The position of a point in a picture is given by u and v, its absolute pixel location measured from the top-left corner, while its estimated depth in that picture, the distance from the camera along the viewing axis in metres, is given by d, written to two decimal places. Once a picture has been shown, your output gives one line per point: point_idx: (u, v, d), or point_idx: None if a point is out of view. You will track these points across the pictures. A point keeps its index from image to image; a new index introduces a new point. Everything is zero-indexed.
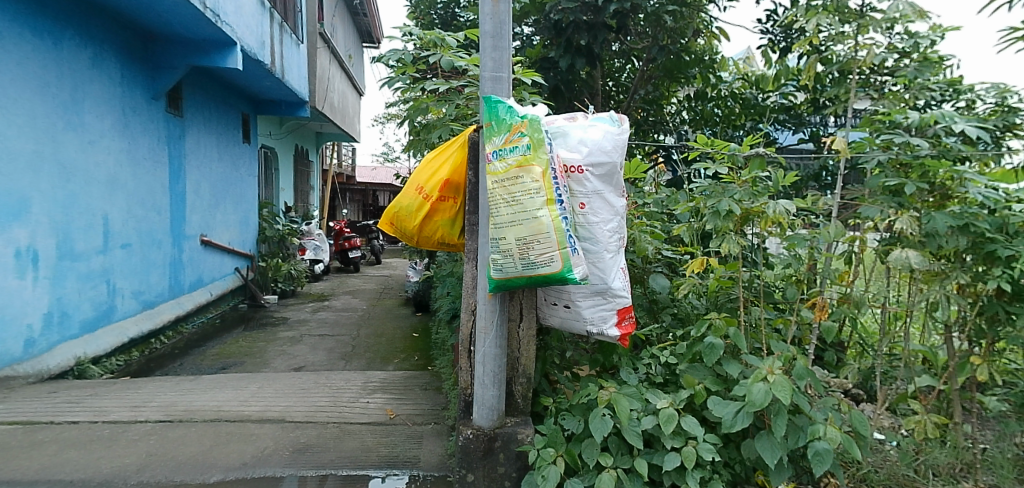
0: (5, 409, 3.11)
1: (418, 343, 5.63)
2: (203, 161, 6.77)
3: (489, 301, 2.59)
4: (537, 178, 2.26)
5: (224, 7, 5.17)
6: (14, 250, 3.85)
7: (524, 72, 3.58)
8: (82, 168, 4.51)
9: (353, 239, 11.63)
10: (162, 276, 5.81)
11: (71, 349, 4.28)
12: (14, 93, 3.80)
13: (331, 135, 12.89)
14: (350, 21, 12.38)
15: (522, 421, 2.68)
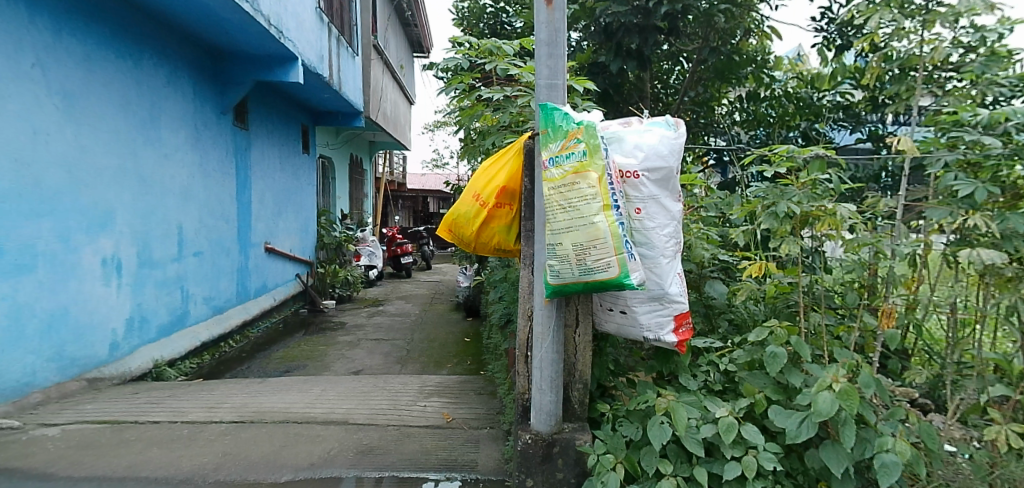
0: (92, 408, 3.30)
1: (471, 347, 5.70)
2: (268, 171, 7.03)
3: (546, 306, 2.60)
4: (593, 183, 2.26)
5: (288, 24, 5.38)
6: (101, 259, 4.07)
7: (576, 80, 3.67)
8: (158, 181, 4.74)
9: (404, 244, 11.83)
10: (229, 283, 6.04)
11: (149, 352, 4.50)
12: (101, 112, 4.03)
13: (382, 144, 13.14)
14: (402, 33, 12.70)
15: (580, 427, 2.68)
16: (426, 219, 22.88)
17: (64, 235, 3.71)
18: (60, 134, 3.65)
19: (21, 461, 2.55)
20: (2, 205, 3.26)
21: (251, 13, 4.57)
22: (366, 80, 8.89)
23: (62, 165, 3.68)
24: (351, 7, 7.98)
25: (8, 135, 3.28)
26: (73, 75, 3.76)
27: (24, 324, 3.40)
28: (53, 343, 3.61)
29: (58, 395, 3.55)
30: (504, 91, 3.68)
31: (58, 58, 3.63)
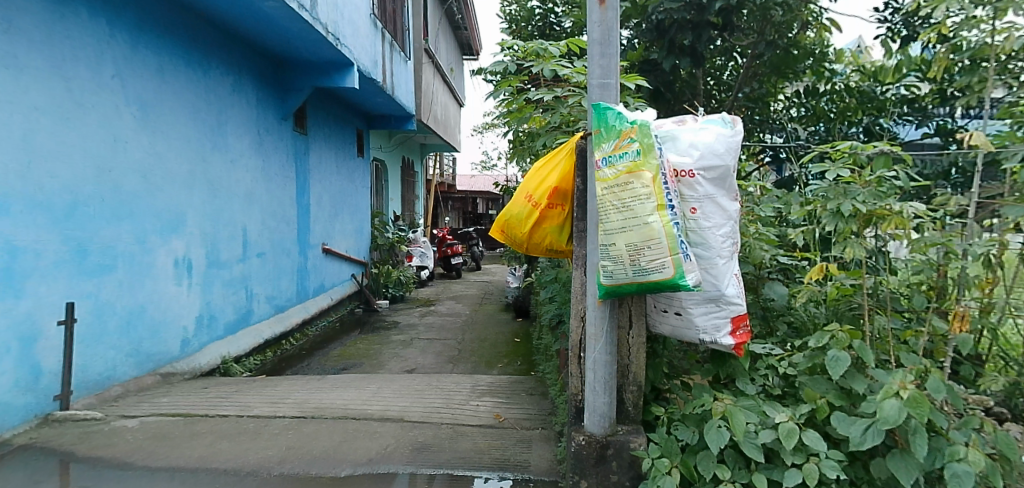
0: (166, 401, 3.48)
1: (522, 347, 5.72)
2: (325, 175, 7.26)
3: (599, 307, 2.58)
4: (647, 183, 2.22)
5: (344, 31, 5.54)
6: (174, 260, 4.28)
7: (627, 78, 3.62)
8: (225, 185, 4.96)
9: (454, 246, 11.98)
10: (290, 283, 6.27)
11: (217, 349, 4.72)
12: (173, 120, 4.24)
13: (432, 146, 13.33)
14: (451, 36, 12.84)
15: (634, 430, 2.64)
16: (475, 220, 23.11)
17: (141, 237, 3.92)
18: (137, 141, 3.86)
19: (104, 450, 2.72)
20: (88, 209, 3.46)
21: (310, 21, 4.73)
22: (418, 83, 9.04)
23: (138, 170, 3.89)
24: (403, 13, 8.14)
25: (92, 143, 3.48)
26: (148, 86, 3.97)
27: (106, 321, 3.61)
28: (131, 339, 3.82)
29: (136, 388, 3.75)
30: (553, 91, 3.65)
31: (134, 69, 3.84)
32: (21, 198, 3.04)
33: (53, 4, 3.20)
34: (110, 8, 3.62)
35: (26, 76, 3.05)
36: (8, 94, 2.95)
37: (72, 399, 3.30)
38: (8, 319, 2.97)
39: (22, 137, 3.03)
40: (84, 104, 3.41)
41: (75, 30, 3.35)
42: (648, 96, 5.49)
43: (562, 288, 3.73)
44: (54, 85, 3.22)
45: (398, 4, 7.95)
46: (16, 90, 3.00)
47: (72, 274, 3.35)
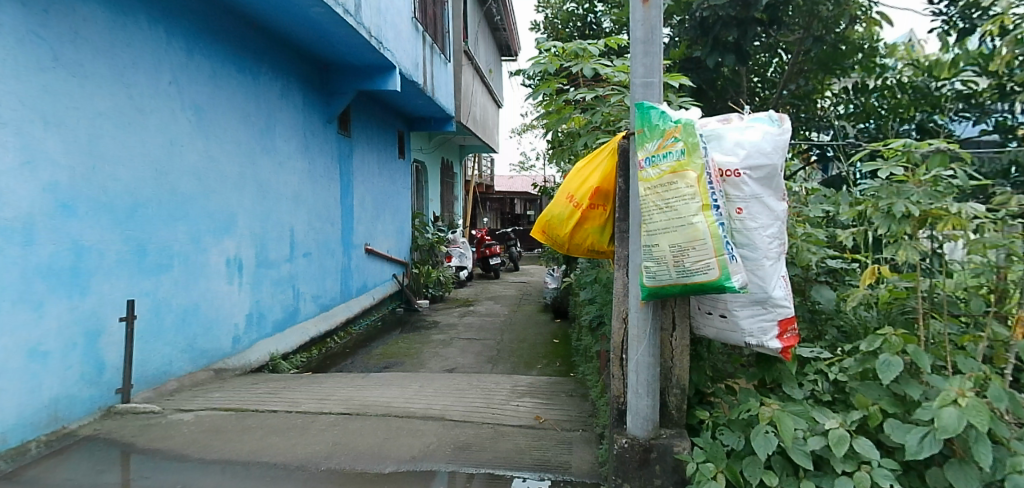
0: (219, 396, 3.60)
1: (561, 349, 5.71)
2: (368, 177, 7.38)
3: (642, 309, 2.54)
4: (692, 183, 2.18)
5: (387, 34, 5.63)
6: (226, 260, 4.43)
7: (670, 77, 3.55)
8: (274, 187, 5.10)
9: (493, 247, 12.05)
10: (334, 282, 6.40)
11: (266, 346, 4.86)
12: (225, 124, 4.38)
13: (470, 147, 13.45)
14: (490, 38, 12.92)
15: (678, 433, 2.60)
16: (513, 221, 23.22)
17: (195, 237, 4.06)
18: (192, 145, 4.00)
19: (162, 442, 2.83)
20: (147, 211, 3.60)
21: (355, 26, 4.82)
22: (457, 85, 9.12)
23: (193, 173, 4.03)
24: (443, 15, 8.22)
25: (150, 147, 3.61)
26: (202, 91, 4.11)
27: (163, 318, 3.75)
28: (186, 335, 3.96)
29: (191, 383, 3.89)
30: (594, 91, 3.60)
31: (189, 75, 3.97)
32: (88, 200, 3.15)
33: (116, 14, 3.33)
34: (167, 17, 3.76)
35: (93, 84, 3.18)
36: (75, 101, 3.06)
37: (131, 393, 3.42)
38: (75, 315, 3.06)
39: (89, 143, 3.15)
40: (143, 109, 3.54)
41: (135, 39, 3.48)
42: (691, 95, 5.43)
43: (602, 288, 3.70)
44: (117, 91, 3.35)
45: (439, 6, 8.03)
46: (84, 98, 3.12)
47: (132, 272, 3.48)
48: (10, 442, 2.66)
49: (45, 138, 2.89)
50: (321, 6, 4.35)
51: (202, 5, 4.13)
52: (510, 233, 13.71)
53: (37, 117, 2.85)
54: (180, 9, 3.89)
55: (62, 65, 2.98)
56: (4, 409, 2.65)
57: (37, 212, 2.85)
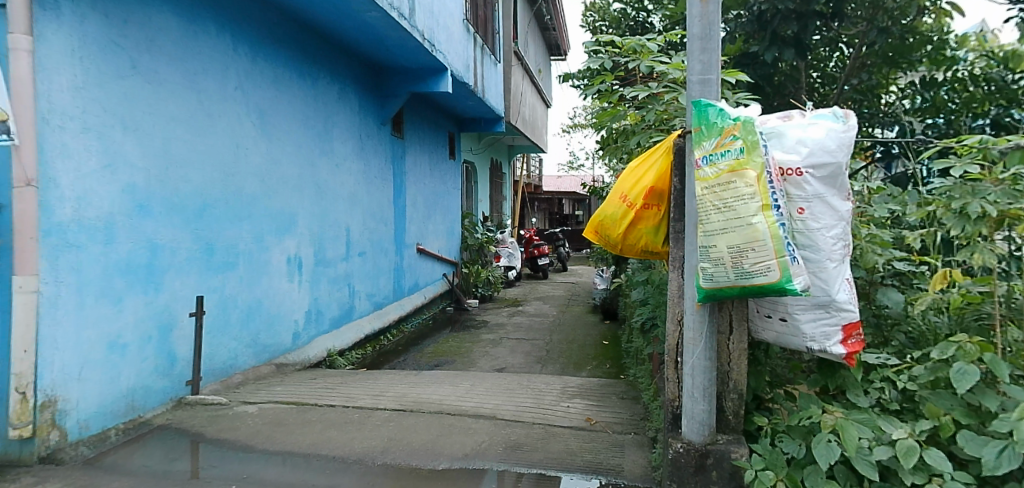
0: (280, 390, 3.73)
1: (611, 350, 5.67)
2: (420, 178, 7.50)
3: (698, 311, 2.47)
4: (751, 182, 2.11)
5: (439, 37, 5.71)
6: (287, 258, 4.58)
7: (727, 71, 3.27)
8: (331, 187, 5.24)
9: (541, 247, 12.06)
10: (387, 281, 6.54)
11: (323, 342, 5.01)
12: (286, 127, 4.53)
13: (519, 148, 13.48)
14: (540, 38, 12.94)
15: (735, 440, 2.53)
16: (561, 221, 23.19)
17: (259, 236, 4.21)
18: (256, 147, 4.16)
19: (228, 433, 2.94)
20: (214, 210, 3.75)
21: (409, 29, 4.90)
22: (507, 86, 9.15)
23: (256, 175, 4.18)
24: (494, 16, 8.27)
25: (218, 149, 3.76)
26: (265, 95, 4.26)
27: (229, 314, 3.90)
28: (251, 330, 4.12)
29: (254, 376, 4.05)
30: (649, 87, 3.44)
31: (253, 80, 4.13)
32: (162, 201, 3.30)
33: (187, 23, 3.49)
34: (234, 25, 3.92)
35: (166, 90, 3.33)
36: (151, 106, 3.22)
37: (200, 385, 3.58)
38: (150, 309, 3.22)
39: (163, 146, 3.31)
40: (211, 114, 3.70)
41: (203, 46, 3.63)
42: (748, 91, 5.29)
43: (654, 289, 3.62)
44: (188, 97, 3.50)
45: (489, 8, 8.11)
46: (159, 103, 3.27)
47: (201, 270, 3.64)
48: (92, 429, 2.81)
49: (125, 142, 3.04)
50: (377, 10, 4.44)
51: (266, 13, 4.29)
52: (558, 233, 13.67)
53: (117, 122, 2.99)
54: (246, 17, 4.04)
55: (139, 73, 3.13)
56: (87, 398, 2.79)
57: (117, 212, 3.00)
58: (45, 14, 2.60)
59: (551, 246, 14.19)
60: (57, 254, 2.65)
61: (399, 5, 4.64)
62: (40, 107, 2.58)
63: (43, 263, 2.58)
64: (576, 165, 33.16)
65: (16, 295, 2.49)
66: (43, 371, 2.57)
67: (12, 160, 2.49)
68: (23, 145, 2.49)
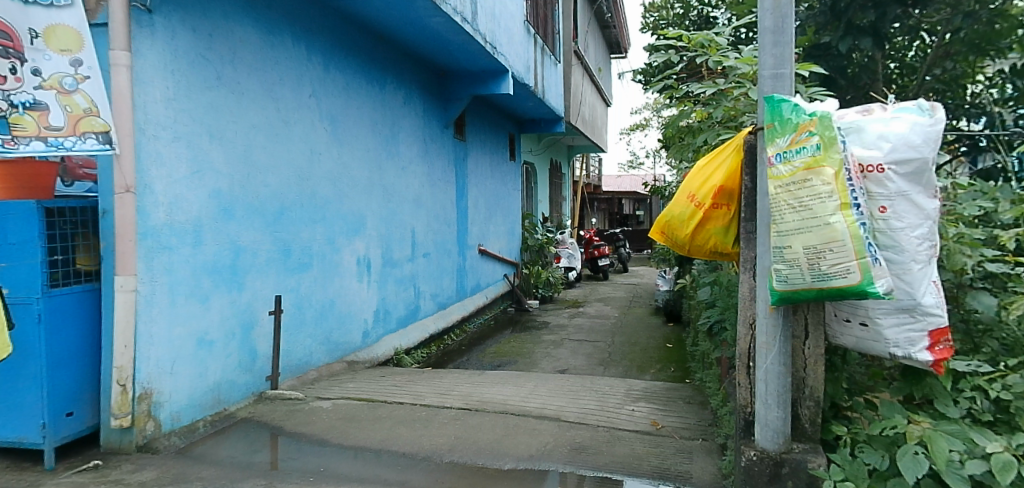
0: (352, 386, 3.86)
1: (675, 354, 5.56)
2: (481, 179, 7.59)
3: (771, 314, 2.37)
4: (829, 180, 1.97)
5: (500, 39, 5.78)
6: (357, 259, 4.73)
7: (799, 64, 3.12)
8: (398, 190, 5.37)
9: (601, 247, 11.98)
10: (451, 281, 6.65)
11: (390, 341, 5.14)
12: (355, 132, 4.67)
13: (578, 148, 13.38)
14: (601, 35, 12.83)
15: (812, 449, 2.42)
16: (620, 221, 22.94)
17: (331, 238, 4.36)
18: (328, 152, 4.31)
19: (306, 427, 3.07)
20: (291, 214, 3.92)
21: (471, 32, 4.97)
22: (566, 86, 9.13)
23: (329, 179, 4.33)
24: (554, 16, 8.27)
25: (294, 155, 3.93)
26: (336, 102, 4.41)
27: (304, 313, 4.06)
28: (324, 328, 4.28)
29: (328, 373, 4.20)
30: (716, 83, 3.31)
31: (325, 87, 4.29)
32: (244, 205, 3.48)
33: (266, 35, 3.65)
34: (309, 34, 4.08)
35: (248, 99, 3.50)
36: (235, 115, 3.40)
37: (279, 380, 3.74)
38: (233, 308, 3.39)
39: (245, 153, 3.48)
40: (288, 121, 3.86)
41: (281, 57, 3.80)
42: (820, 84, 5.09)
43: (722, 291, 3.51)
44: (266, 105, 3.66)
45: (550, 8, 8.11)
46: (241, 112, 3.45)
47: (279, 270, 3.80)
48: (183, 421, 2.99)
49: (210, 149, 3.21)
50: (441, 16, 4.52)
51: (338, 22, 4.44)
52: (618, 233, 13.52)
53: (204, 130, 3.17)
54: (318, 27, 4.20)
55: (223, 83, 3.30)
56: (178, 391, 2.97)
57: (205, 216, 3.18)
58: (140, 31, 2.78)
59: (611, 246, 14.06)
60: (151, 256, 2.83)
61: (462, 10, 4.72)
62: (137, 118, 2.76)
63: (140, 264, 2.76)
64: (636, 165, 32.84)
65: (118, 294, 2.67)
66: (140, 365, 2.75)
67: (113, 167, 2.67)
68: (123, 154, 2.67)
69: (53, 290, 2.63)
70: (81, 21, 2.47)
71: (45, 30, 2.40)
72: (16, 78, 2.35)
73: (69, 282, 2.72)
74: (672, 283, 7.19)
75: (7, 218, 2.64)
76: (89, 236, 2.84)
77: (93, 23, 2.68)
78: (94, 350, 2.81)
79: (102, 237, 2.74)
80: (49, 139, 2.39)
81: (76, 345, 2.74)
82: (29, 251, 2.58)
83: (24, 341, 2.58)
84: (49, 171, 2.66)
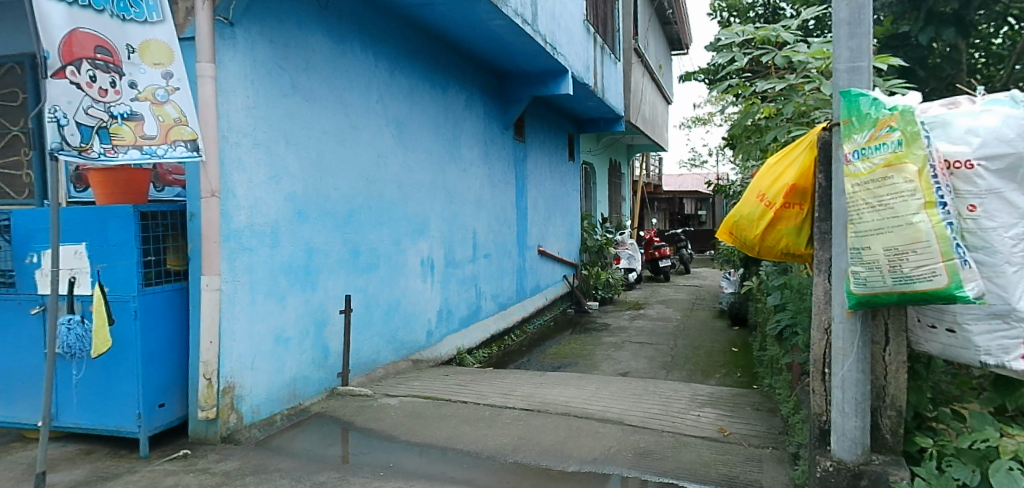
0: (418, 384, 3.95)
1: (741, 358, 5.41)
2: (540, 180, 7.60)
3: (849, 319, 2.27)
4: (911, 177, 1.84)
5: (560, 40, 5.79)
6: (421, 260, 4.84)
7: (877, 56, 2.95)
8: (459, 192, 5.46)
9: (661, 248, 11.79)
10: (511, 282, 6.70)
11: (453, 341, 5.24)
12: (420, 136, 4.77)
13: (638, 147, 13.21)
14: (661, 32, 12.60)
15: (894, 461, 2.30)
16: (681, 222, 22.47)
17: (397, 239, 4.47)
18: (394, 156, 4.42)
19: (375, 423, 3.16)
20: (360, 216, 4.04)
21: (532, 34, 5.00)
22: (627, 85, 9.03)
23: (394, 182, 4.44)
24: (614, 15, 8.20)
25: (362, 158, 4.05)
26: (401, 106, 4.52)
27: (372, 312, 4.18)
28: (390, 328, 4.40)
29: (394, 371, 4.32)
30: (786, 78, 3.20)
31: (391, 92, 4.40)
32: (317, 208, 3.61)
33: (336, 43, 3.79)
34: (375, 41, 4.20)
35: (320, 105, 3.64)
36: (308, 121, 3.54)
37: (349, 377, 3.87)
38: (307, 306, 3.53)
39: (318, 158, 3.61)
40: (356, 126, 3.99)
41: (350, 64, 3.92)
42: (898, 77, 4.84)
43: (793, 294, 3.39)
44: (337, 112, 3.80)
45: (609, 6, 8.05)
46: (314, 118, 3.58)
47: (349, 271, 3.94)
48: (262, 414, 3.14)
49: (286, 155, 3.36)
50: (502, 18, 4.57)
51: (403, 28, 4.55)
52: (679, 234, 13.26)
53: (280, 137, 3.31)
54: (385, 34, 4.31)
55: (297, 91, 3.44)
56: (258, 386, 3.11)
57: (282, 219, 3.32)
58: (223, 43, 2.93)
59: (672, 246, 13.79)
60: (233, 257, 2.98)
61: (523, 12, 4.76)
62: (221, 126, 2.92)
63: (223, 265, 2.91)
64: (696, 164, 32.08)
65: (204, 292, 2.83)
66: (224, 360, 2.90)
67: (200, 173, 2.83)
68: (208, 160, 2.82)
69: (147, 288, 2.81)
70: (171, 35, 2.65)
71: (141, 45, 2.55)
72: (116, 90, 2.45)
73: (161, 281, 2.90)
74: (737, 286, 6.99)
75: (106, 220, 2.81)
76: (178, 238, 3.01)
77: (182, 36, 2.85)
78: (181, 345, 2.99)
79: (190, 239, 2.91)
80: (144, 147, 2.53)
81: (167, 340, 2.91)
82: (126, 252, 2.75)
83: (123, 336, 2.77)
84: (145, 178, 3.01)
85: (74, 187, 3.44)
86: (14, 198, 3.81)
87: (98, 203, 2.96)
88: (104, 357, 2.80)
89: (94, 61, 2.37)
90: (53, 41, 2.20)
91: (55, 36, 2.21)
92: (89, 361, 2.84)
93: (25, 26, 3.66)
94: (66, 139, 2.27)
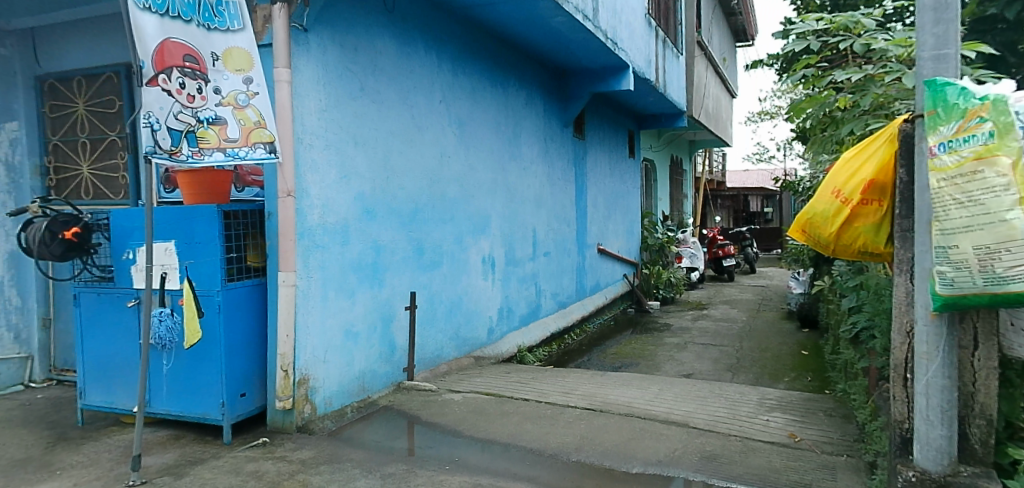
0: (479, 381, 4.00)
1: (811, 362, 5.20)
2: (600, 178, 7.54)
3: (933, 322, 2.14)
4: (1005, 171, 1.71)
5: (621, 35, 5.72)
6: (483, 257, 4.89)
7: (965, 43, 2.78)
8: (520, 190, 5.49)
9: (725, 247, 11.46)
10: (570, 281, 6.68)
11: (513, 338, 5.27)
12: (481, 134, 4.83)
13: (701, 143, 12.89)
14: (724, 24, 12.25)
15: (985, 473, 2.15)
16: (747, 219, 21.72)
17: (459, 237, 4.54)
18: (456, 155, 4.49)
19: (438, 418, 3.22)
20: (424, 214, 4.13)
21: (592, 30, 4.97)
22: (688, 79, 8.83)
23: (457, 180, 4.51)
24: (676, 8, 8.04)
25: (426, 157, 4.13)
26: (463, 105, 4.58)
27: (436, 309, 4.26)
28: (453, 324, 4.47)
29: (457, 367, 4.39)
30: (863, 67, 3.07)
31: (454, 92, 4.47)
32: (384, 206, 3.71)
33: (402, 45, 3.88)
34: (438, 42, 4.28)
35: (386, 106, 3.74)
36: (376, 122, 3.64)
37: (414, 372, 3.96)
38: (375, 302, 3.63)
39: (385, 158, 3.71)
40: (421, 126, 4.07)
41: (415, 65, 4.01)
42: None
43: (870, 295, 3.24)
44: (403, 112, 3.89)
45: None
46: (381, 119, 3.68)
47: (414, 268, 4.03)
48: (334, 405, 3.25)
49: (356, 155, 3.46)
50: (563, 15, 4.57)
51: (466, 28, 4.62)
52: (744, 232, 12.85)
53: (350, 138, 3.42)
54: (447, 34, 4.39)
55: (365, 94, 3.54)
56: (329, 378, 3.23)
57: (352, 218, 3.43)
58: (298, 49, 3.06)
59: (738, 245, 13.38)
60: (308, 254, 3.10)
61: (584, 8, 4.75)
62: (296, 129, 3.04)
63: (299, 261, 3.04)
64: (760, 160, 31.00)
65: (281, 288, 2.96)
66: (299, 353, 3.03)
67: (277, 174, 2.96)
68: (285, 161, 2.95)
69: (229, 284, 2.97)
70: (250, 42, 2.76)
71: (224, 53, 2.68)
72: (202, 96, 2.60)
73: (242, 277, 3.05)
74: (806, 286, 6.72)
75: (193, 219, 2.98)
76: (256, 237, 3.17)
77: (260, 43, 3.00)
78: (260, 338, 3.14)
79: (268, 237, 3.05)
80: (227, 149, 2.66)
81: (247, 333, 3.06)
82: (210, 249, 2.91)
83: (210, 328, 2.94)
84: (228, 178, 3.19)
85: (164, 188, 3.67)
86: (112, 198, 4.11)
87: (185, 203, 3.14)
88: (191, 348, 2.98)
89: (182, 69, 2.53)
90: (148, 50, 2.37)
91: (149, 46, 2.37)
92: (177, 351, 3.02)
93: (123, 39, 3.96)
94: (158, 144, 2.45)
